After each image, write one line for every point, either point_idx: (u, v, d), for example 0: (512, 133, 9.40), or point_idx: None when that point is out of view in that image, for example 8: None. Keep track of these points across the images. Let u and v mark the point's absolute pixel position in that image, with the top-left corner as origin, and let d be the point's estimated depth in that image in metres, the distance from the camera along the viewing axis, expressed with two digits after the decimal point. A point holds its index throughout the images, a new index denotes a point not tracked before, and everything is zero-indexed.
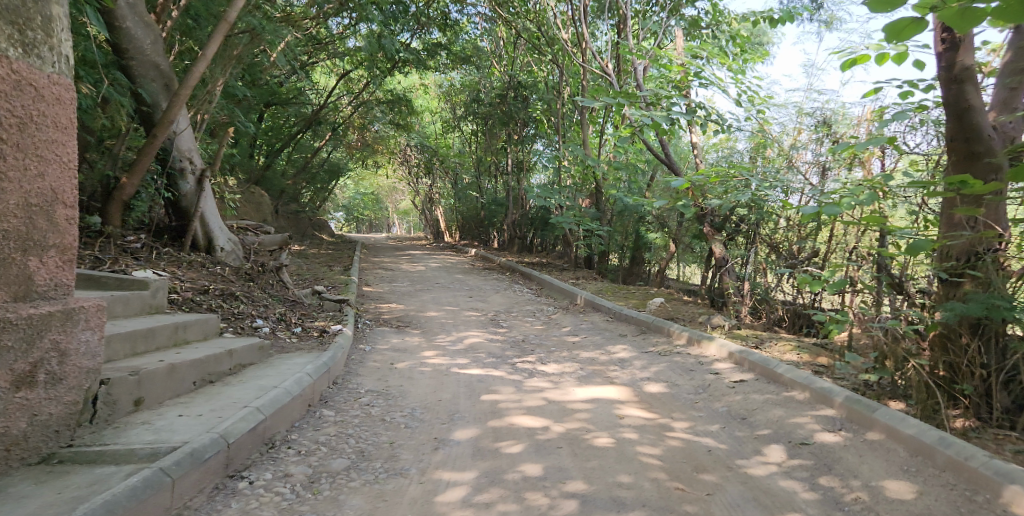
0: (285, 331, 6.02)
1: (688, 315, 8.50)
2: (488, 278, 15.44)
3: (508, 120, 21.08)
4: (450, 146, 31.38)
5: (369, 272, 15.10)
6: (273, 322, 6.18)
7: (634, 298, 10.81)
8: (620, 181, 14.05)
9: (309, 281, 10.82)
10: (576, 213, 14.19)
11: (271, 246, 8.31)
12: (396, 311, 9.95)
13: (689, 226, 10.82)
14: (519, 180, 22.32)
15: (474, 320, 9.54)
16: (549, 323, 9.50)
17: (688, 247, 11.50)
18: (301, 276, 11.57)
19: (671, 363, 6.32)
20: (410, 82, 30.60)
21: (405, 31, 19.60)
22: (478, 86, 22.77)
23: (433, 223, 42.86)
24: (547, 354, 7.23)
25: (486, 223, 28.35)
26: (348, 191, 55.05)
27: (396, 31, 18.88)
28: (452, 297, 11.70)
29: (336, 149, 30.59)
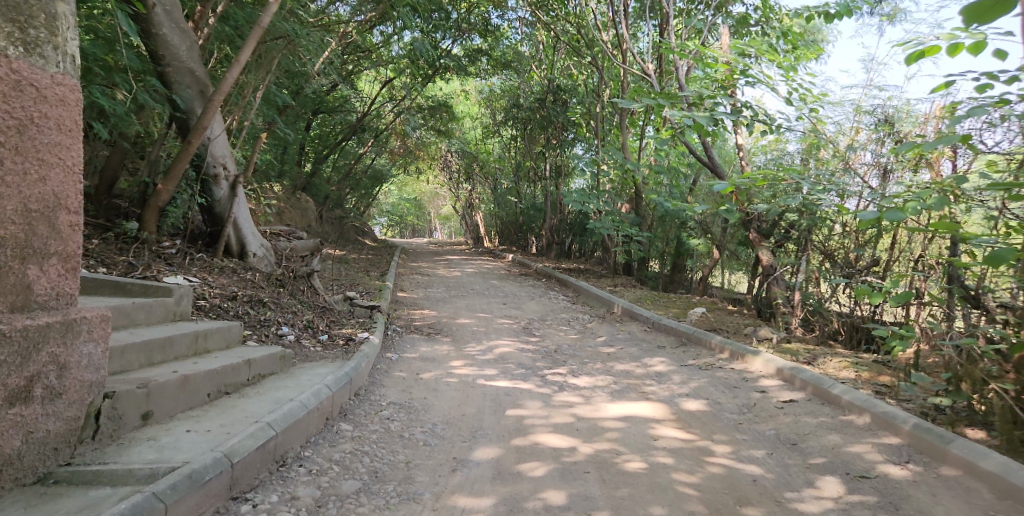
0: (310, 339, 5.85)
1: (731, 327, 8.08)
2: (524, 284, 15.21)
3: (547, 124, 20.86)
4: (490, 151, 31.33)
5: (406, 277, 15.03)
6: (300, 330, 6.02)
7: (675, 307, 10.41)
8: (661, 186, 13.67)
9: (343, 286, 10.74)
10: (615, 218, 13.84)
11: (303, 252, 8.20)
12: (429, 318, 9.78)
13: (733, 232, 10.40)
14: (559, 186, 22.07)
15: (507, 328, 9.30)
16: (584, 332, 9.19)
17: (733, 255, 11.06)
18: (336, 281, 11.52)
19: (711, 379, 5.95)
20: (451, 87, 30.67)
21: (445, 36, 19.61)
22: (518, 91, 22.63)
23: (473, 228, 42.90)
24: (580, 365, 6.93)
25: (524, 228, 28.18)
26: (390, 196, 55.64)
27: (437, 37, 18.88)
28: (487, 304, 11.49)
29: (377, 154, 30.83)
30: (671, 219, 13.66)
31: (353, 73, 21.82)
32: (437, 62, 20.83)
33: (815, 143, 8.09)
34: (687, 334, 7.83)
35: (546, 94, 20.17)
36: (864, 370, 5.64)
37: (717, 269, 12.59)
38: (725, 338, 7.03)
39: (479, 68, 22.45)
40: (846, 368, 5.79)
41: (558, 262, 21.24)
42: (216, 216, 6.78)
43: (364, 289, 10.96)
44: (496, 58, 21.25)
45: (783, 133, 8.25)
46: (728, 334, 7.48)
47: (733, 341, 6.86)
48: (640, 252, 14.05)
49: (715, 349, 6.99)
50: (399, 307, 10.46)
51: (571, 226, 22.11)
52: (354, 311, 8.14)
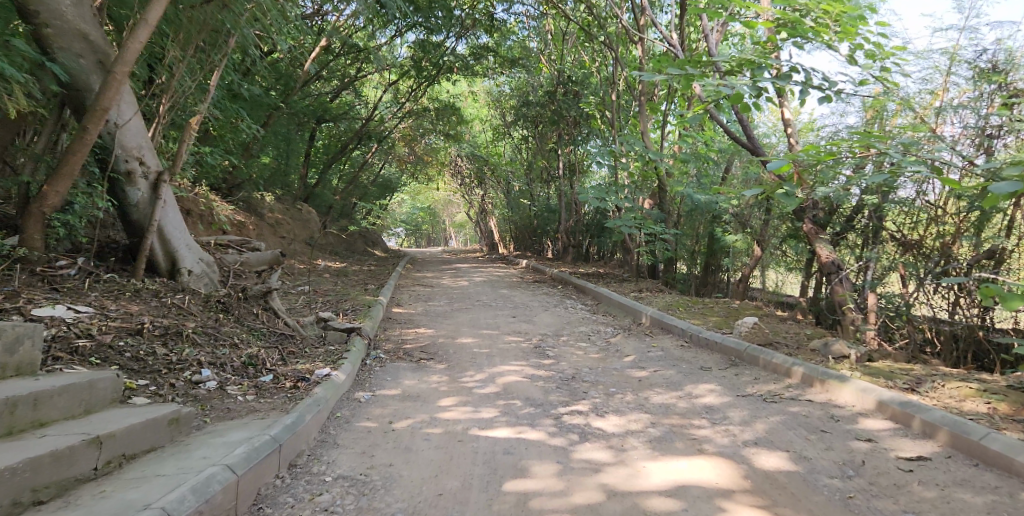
0: (241, 384, 4.37)
1: (791, 340, 6.52)
2: (537, 293, 13.72)
3: (559, 120, 19.45)
4: (501, 154, 29.93)
5: (406, 290, 13.64)
6: (230, 370, 4.58)
7: (714, 316, 8.87)
8: (688, 177, 12.16)
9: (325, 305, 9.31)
10: (638, 216, 12.32)
11: (258, 266, 6.80)
12: (423, 338, 8.33)
13: (778, 226, 8.86)
14: (573, 185, 20.61)
15: (515, 348, 7.81)
16: (608, 351, 7.71)
17: (777, 251, 9.45)
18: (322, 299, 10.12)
19: (782, 415, 4.44)
20: (459, 88, 29.39)
21: (448, 34, 18.31)
22: (527, 87, 21.27)
23: (487, 235, 41.53)
24: (606, 399, 5.42)
25: (539, 232, 26.70)
26: (405, 207, 54.50)
27: (439, 33, 17.60)
28: (493, 318, 10.02)
29: (383, 161, 29.55)
30: (699, 213, 12.11)
31: (355, 78, 20.75)
32: (440, 61, 19.58)
33: (881, 108, 6.60)
34: (734, 352, 6.36)
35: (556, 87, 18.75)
36: (1000, 401, 4.06)
37: (759, 270, 11.02)
38: (784, 356, 5.56)
39: (486, 66, 21.18)
40: (969, 397, 4.20)
41: (577, 267, 19.70)
42: (134, 226, 5.53)
43: (346, 306, 9.47)
44: (503, 54, 19.98)
45: (843, 100, 6.75)
46: (792, 351, 5.93)
47: (794, 360, 5.38)
48: (667, 252, 12.48)
49: (775, 371, 5.48)
50: (390, 327, 8.99)
51: (588, 228, 20.59)
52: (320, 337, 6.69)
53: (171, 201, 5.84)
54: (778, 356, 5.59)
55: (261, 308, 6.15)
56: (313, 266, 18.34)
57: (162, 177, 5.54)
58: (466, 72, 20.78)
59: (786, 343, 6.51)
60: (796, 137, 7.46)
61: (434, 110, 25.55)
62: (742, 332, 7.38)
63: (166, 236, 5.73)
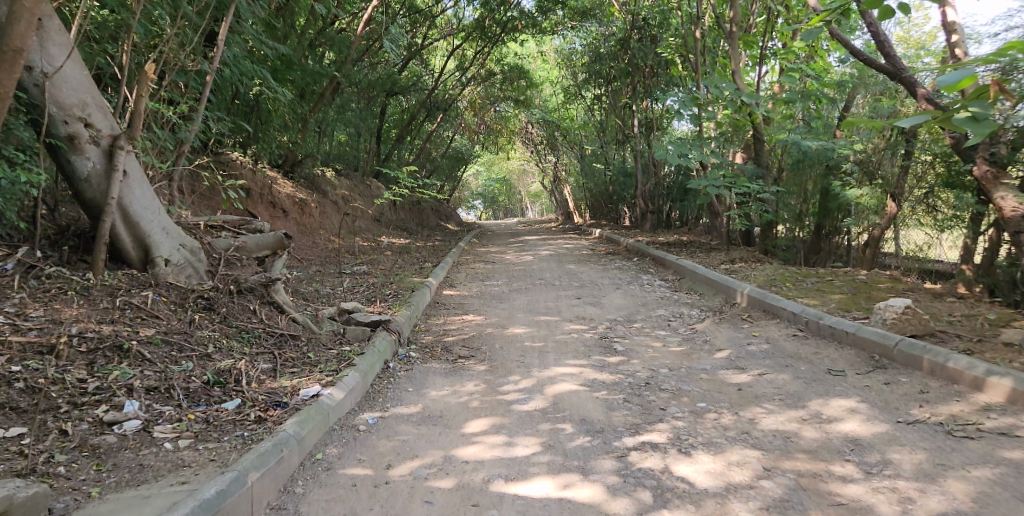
0: (173, 416, 3.43)
1: (964, 330, 5.29)
2: (610, 267, 12.53)
3: (634, 71, 17.79)
4: (574, 117, 28.44)
5: (464, 268, 12.85)
6: (175, 393, 3.59)
7: (835, 293, 7.44)
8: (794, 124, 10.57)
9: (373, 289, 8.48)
10: (728, 173, 10.79)
11: (259, 253, 5.67)
12: (468, 328, 7.38)
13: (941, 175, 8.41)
14: (649, 143, 19.00)
15: (578, 344, 6.62)
16: (696, 344, 6.50)
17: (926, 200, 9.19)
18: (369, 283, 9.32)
19: (995, 467, 3.36)
20: (527, 48, 27.93)
21: None
22: (600, 40, 19.68)
23: (563, 203, 39.97)
24: (696, 422, 4.10)
25: (615, 198, 25.12)
26: (480, 177, 53.80)
27: None
28: (555, 302, 9.19)
29: (452, 130, 28.65)
30: (805, 166, 10.33)
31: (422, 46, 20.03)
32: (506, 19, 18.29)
33: None
34: (880, 347, 5.06)
35: (630, 34, 17.11)
36: None
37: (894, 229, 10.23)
38: (965, 359, 4.39)
39: (556, 21, 19.95)
40: None
41: (657, 233, 18.24)
42: (91, 206, 4.58)
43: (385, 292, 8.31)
44: (574, 6, 18.75)
45: None
46: (974, 348, 4.85)
47: (985, 366, 4.25)
48: (767, 214, 10.77)
49: (953, 380, 4.36)
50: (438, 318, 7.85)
51: (670, 190, 18.92)
52: (334, 335, 5.40)
53: (138, 175, 4.79)
54: (955, 359, 4.42)
55: (261, 303, 5.00)
56: (376, 243, 17.58)
57: (117, 143, 4.58)
58: (534, 28, 19.61)
59: (953, 335, 5.13)
60: (960, 35, 7.36)
61: (503, 74, 24.42)
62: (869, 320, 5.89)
63: (134, 219, 4.68)
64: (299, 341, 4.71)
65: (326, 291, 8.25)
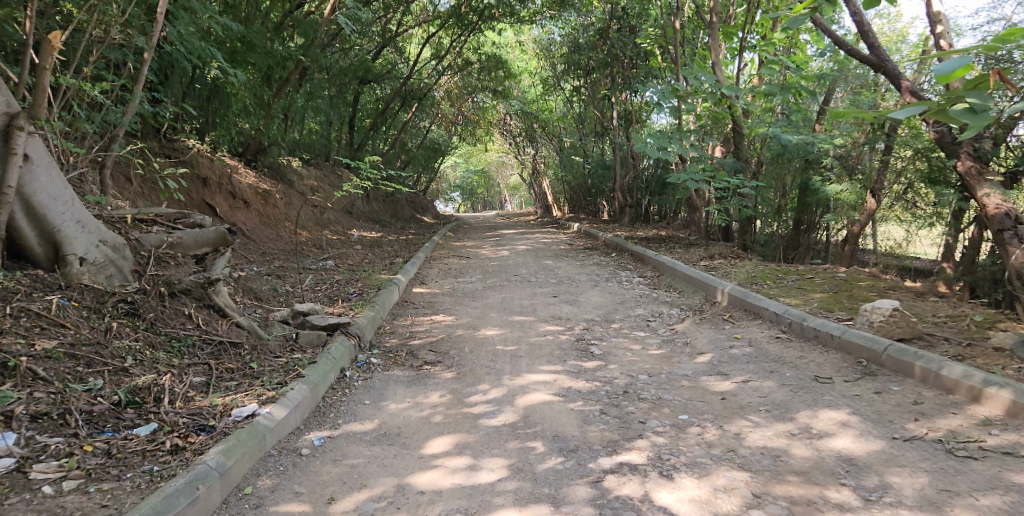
0: (63, 451, 3.21)
1: (953, 333, 5.01)
2: (587, 263, 12.23)
3: (612, 63, 17.52)
4: (553, 109, 28.06)
5: (438, 263, 12.45)
6: (66, 424, 3.36)
7: (818, 292, 7.17)
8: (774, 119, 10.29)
9: (336, 288, 8.07)
10: (708, 167, 10.57)
11: (192, 249, 5.29)
12: (438, 328, 7.00)
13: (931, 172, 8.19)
14: (628, 136, 18.71)
15: (551, 347, 6.27)
16: (676, 346, 6.20)
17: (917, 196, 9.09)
18: (334, 281, 8.90)
19: (1001, 494, 3.07)
20: (505, 39, 27.47)
21: None
22: (579, 30, 19.35)
23: (542, 197, 39.59)
24: (678, 438, 3.76)
25: (593, 191, 24.80)
26: (458, 170, 53.24)
27: None
28: (529, 300, 8.83)
29: (429, 121, 28.14)
30: (784, 160, 10.09)
31: (396, 33, 19.97)
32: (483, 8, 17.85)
33: None
34: (867, 352, 4.76)
35: (608, 23, 16.84)
36: None
37: (875, 224, 10.11)
38: (959, 368, 4.09)
39: (534, 11, 19.62)
40: None
41: (635, 227, 17.98)
42: None
43: (342, 291, 7.90)
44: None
45: None
46: (965, 353, 4.55)
47: (983, 377, 3.92)
48: (746, 209, 10.51)
49: (949, 391, 4.05)
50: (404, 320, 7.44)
51: (648, 184, 18.65)
52: (279, 341, 4.94)
53: (45, 159, 4.33)
54: (950, 368, 4.11)
55: (194, 309, 4.73)
56: (346, 236, 17.05)
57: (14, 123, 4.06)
58: (512, 17, 19.36)
59: (941, 339, 4.83)
60: (945, 26, 7.09)
61: (481, 65, 24.01)
62: (855, 322, 5.61)
63: (39, 209, 4.25)
64: (242, 350, 4.51)
65: (284, 289, 7.80)
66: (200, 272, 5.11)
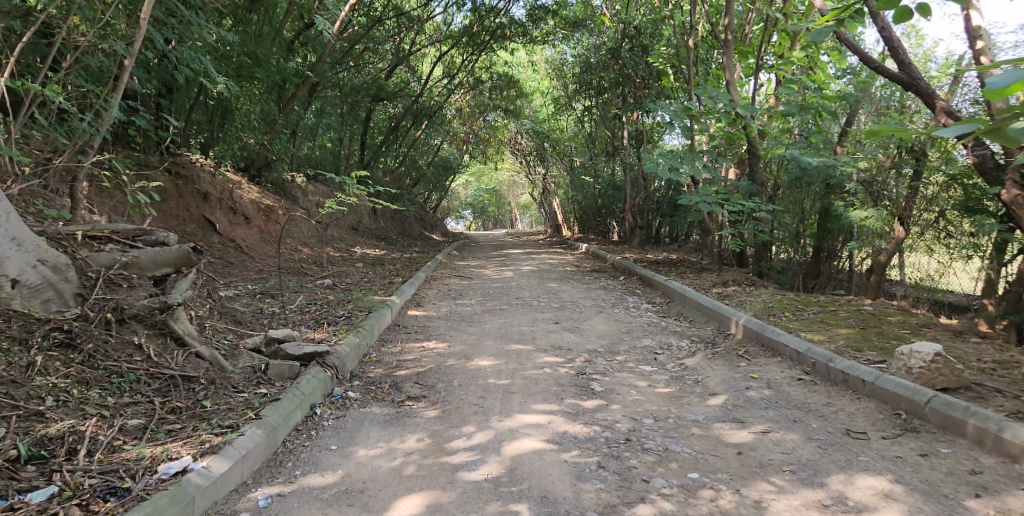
0: None
1: (1003, 384, 4.60)
2: (594, 286, 11.80)
3: (624, 82, 17.11)
4: (564, 129, 27.77)
5: (440, 284, 12.07)
6: None
7: (842, 325, 6.70)
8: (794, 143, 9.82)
9: (328, 310, 7.67)
10: (721, 190, 10.13)
11: (152, 268, 4.91)
12: (432, 355, 6.58)
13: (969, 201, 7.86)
14: (639, 156, 18.31)
15: (549, 382, 5.78)
16: (686, 383, 5.75)
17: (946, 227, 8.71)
18: (328, 301, 8.51)
19: None
20: (518, 59, 27.29)
21: None
22: (593, 51, 19.05)
23: (552, 216, 39.07)
24: (687, 504, 3.45)
25: (603, 211, 24.33)
26: (469, 187, 52.99)
27: None
28: (532, 325, 8.40)
29: (438, 138, 27.90)
30: (803, 183, 9.59)
31: (409, 51, 20.01)
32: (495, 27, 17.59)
33: None
34: (907, 402, 4.41)
35: (620, 42, 16.46)
36: None
37: (905, 252, 9.54)
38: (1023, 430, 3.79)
39: (547, 31, 19.40)
40: None
41: (645, 249, 17.53)
42: None
43: (332, 314, 7.47)
44: (565, 16, 18.50)
45: None
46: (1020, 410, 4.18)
47: None
48: (761, 234, 9.98)
49: (1012, 458, 3.74)
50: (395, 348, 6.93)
51: (660, 205, 18.15)
52: (243, 373, 4.58)
53: None
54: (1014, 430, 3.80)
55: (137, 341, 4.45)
56: (348, 253, 16.72)
57: None
58: (525, 36, 19.16)
59: (992, 391, 4.46)
60: (986, 42, 6.62)
61: (493, 83, 23.71)
62: (886, 365, 5.10)
63: None
64: (196, 385, 4.30)
65: (269, 311, 7.34)
66: (158, 295, 4.78)
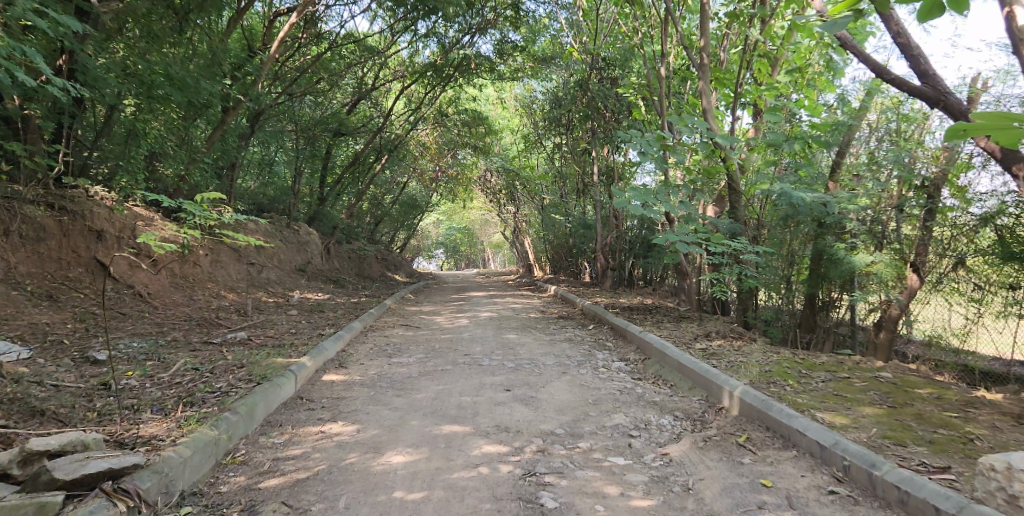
0: None
1: None
2: (557, 337, 10.23)
3: (593, 115, 15.84)
4: (534, 167, 26.45)
5: (379, 336, 10.38)
6: None
7: (865, 399, 5.15)
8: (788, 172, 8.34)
9: (205, 392, 5.96)
10: (701, 228, 8.74)
11: None
12: (328, 457, 4.88)
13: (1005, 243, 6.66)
14: (610, 193, 16.95)
15: (481, 495, 4.15)
16: (670, 489, 4.16)
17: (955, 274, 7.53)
18: (221, 375, 6.77)
19: None
20: (486, 95, 26.09)
21: (458, 14, 14.95)
22: (562, 85, 17.81)
23: (524, 256, 37.58)
24: None
25: (574, 252, 22.92)
26: (441, 227, 51.43)
27: (445, 12, 14.26)
28: (476, 393, 6.74)
29: (402, 176, 26.42)
30: (793, 223, 8.18)
31: (371, 88, 18.78)
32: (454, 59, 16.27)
33: None
34: None
35: (588, 73, 15.20)
36: None
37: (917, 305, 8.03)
38: None
39: (514, 67, 18.24)
40: None
41: (618, 293, 16.04)
42: None
43: (201, 399, 5.74)
44: (533, 52, 17.75)
45: None
46: None
47: None
48: (747, 279, 8.55)
49: None
50: (279, 445, 5.18)
51: (632, 245, 16.76)
52: None
53: None
54: None
55: None
56: (285, 298, 14.92)
57: None
58: (490, 71, 17.95)
59: None
60: None
61: (459, 120, 22.42)
62: (960, 485, 3.63)
63: None
64: None
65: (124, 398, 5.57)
66: None
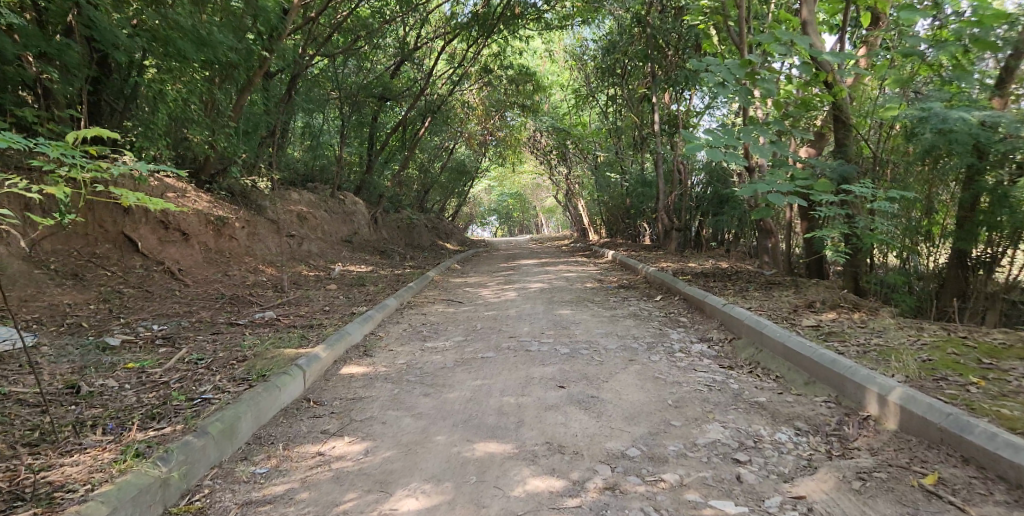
0: None
1: None
2: (622, 311, 8.72)
3: (654, 55, 13.93)
4: (587, 124, 24.55)
5: (416, 314, 9.07)
6: None
7: None
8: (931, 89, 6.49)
9: (183, 400, 4.71)
10: (799, 175, 7.03)
11: None
12: (323, 500, 3.58)
13: None
14: (674, 146, 15.07)
15: None
16: None
17: None
18: (215, 373, 5.55)
19: None
20: (534, 48, 24.18)
21: None
22: (618, 25, 15.87)
23: (578, 220, 35.85)
24: None
25: (632, 213, 21.16)
26: (491, 193, 49.99)
27: None
28: (524, 390, 5.33)
29: (446, 139, 24.97)
30: (933, 159, 6.32)
31: (410, 45, 17.25)
32: None
33: None
34: None
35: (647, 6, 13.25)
36: None
37: None
38: None
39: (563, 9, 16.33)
40: None
41: (687, 257, 14.31)
42: None
43: (172, 411, 4.49)
44: None
45: None
46: None
47: None
48: (864, 234, 6.79)
49: None
50: (260, 477, 3.86)
51: (700, 203, 14.91)
52: None
53: None
54: None
55: None
56: (326, 271, 13.79)
57: None
58: (536, 17, 16.15)
59: None
60: None
61: (504, 76, 20.69)
62: None
63: None
64: None
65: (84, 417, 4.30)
66: None
